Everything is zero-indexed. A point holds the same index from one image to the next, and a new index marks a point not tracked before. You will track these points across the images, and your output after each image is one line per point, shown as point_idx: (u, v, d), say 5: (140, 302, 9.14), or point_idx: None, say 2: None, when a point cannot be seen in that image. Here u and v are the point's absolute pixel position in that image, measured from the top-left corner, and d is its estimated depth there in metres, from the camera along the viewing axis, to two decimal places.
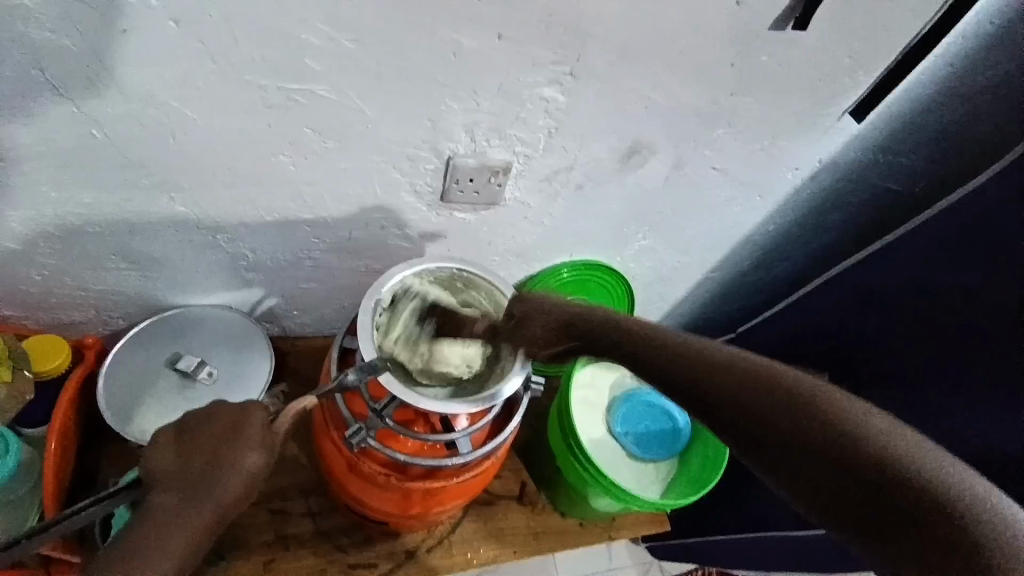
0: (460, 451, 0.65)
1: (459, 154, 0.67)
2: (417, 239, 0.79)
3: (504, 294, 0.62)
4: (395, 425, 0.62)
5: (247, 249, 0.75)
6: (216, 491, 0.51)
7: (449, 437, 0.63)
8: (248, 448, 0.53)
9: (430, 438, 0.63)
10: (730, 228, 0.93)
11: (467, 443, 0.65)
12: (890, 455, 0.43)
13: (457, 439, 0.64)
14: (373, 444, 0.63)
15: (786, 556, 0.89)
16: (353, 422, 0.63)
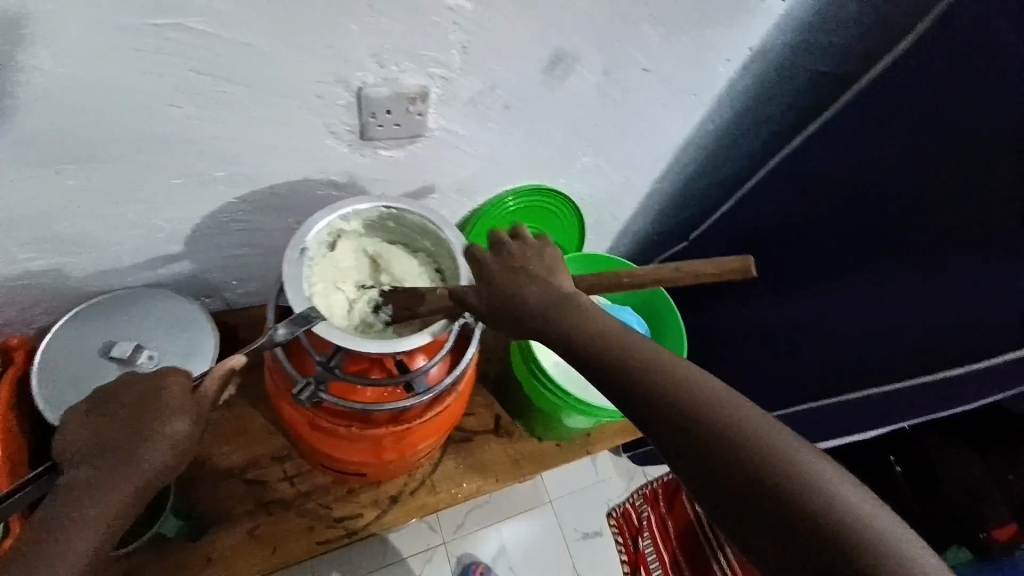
0: (417, 390, 0.65)
1: (371, 83, 0.62)
2: (347, 185, 0.75)
3: (439, 228, 0.59)
4: (347, 374, 0.61)
5: (163, 220, 0.69)
6: (133, 464, 0.50)
7: (404, 377, 0.63)
8: (167, 416, 0.50)
9: (385, 381, 0.62)
10: (672, 132, 0.91)
11: (424, 381, 0.65)
12: (780, 467, 0.40)
13: (414, 378, 0.64)
14: (326, 397, 0.61)
15: None
16: (300, 378, 0.61)
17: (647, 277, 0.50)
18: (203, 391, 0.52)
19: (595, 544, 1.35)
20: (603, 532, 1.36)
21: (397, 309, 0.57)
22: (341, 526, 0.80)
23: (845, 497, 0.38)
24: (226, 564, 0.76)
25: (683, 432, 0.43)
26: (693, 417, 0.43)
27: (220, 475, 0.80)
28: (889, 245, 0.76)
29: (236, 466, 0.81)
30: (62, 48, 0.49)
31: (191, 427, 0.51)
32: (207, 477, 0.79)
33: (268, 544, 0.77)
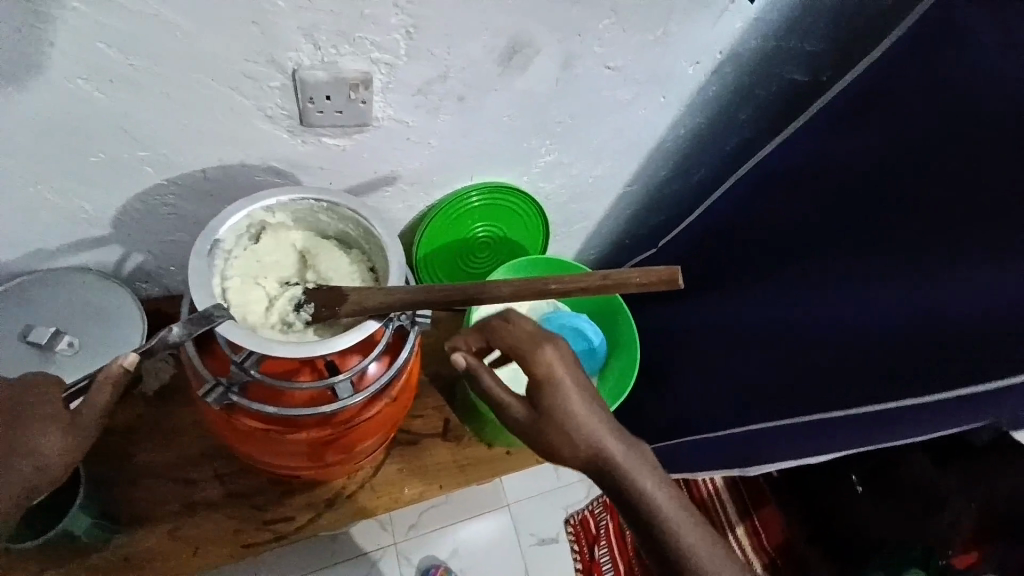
0: (343, 396, 0.60)
1: (305, 66, 0.58)
2: (290, 173, 0.71)
3: (371, 223, 0.55)
4: (263, 377, 0.56)
5: (84, 200, 0.65)
6: (13, 470, 0.53)
7: (328, 382, 0.59)
8: (52, 425, 0.53)
9: (307, 386, 0.58)
10: (639, 134, 0.88)
11: (350, 386, 0.60)
12: (641, 495, 0.55)
13: (339, 383, 0.59)
14: (239, 401, 0.57)
15: (715, 454, 0.85)
16: (211, 379, 0.57)
17: (574, 286, 0.47)
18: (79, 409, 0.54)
19: (551, 550, 1.32)
20: (560, 539, 1.33)
21: (318, 309, 0.52)
22: (269, 529, 0.77)
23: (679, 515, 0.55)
24: (142, 562, 0.73)
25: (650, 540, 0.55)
26: (664, 535, 0.54)
27: (143, 470, 0.77)
28: (846, 263, 0.74)
29: (163, 461, 0.77)
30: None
31: (74, 440, 0.53)
32: (132, 471, 0.76)
33: (189, 546, 0.75)
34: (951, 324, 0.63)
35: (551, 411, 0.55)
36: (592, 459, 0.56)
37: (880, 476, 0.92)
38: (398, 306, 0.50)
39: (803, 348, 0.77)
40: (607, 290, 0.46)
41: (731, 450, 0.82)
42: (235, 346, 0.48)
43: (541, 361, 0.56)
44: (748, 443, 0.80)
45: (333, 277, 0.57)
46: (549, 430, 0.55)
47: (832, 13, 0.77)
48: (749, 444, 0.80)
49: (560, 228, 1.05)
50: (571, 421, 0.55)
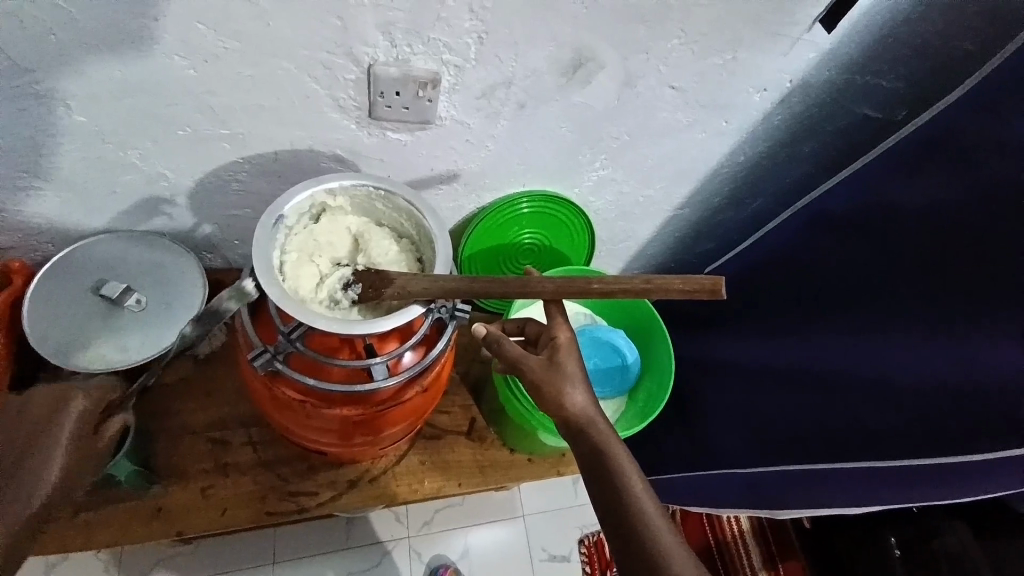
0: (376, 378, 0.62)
1: (380, 61, 0.61)
2: (350, 161, 0.75)
3: (425, 214, 0.57)
4: (306, 350, 0.59)
5: (165, 168, 0.71)
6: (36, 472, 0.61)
7: (365, 362, 0.61)
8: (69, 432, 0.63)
9: (345, 363, 0.60)
10: (695, 158, 0.88)
11: (385, 369, 0.62)
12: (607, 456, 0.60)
13: (374, 366, 0.61)
14: (281, 369, 0.60)
15: (736, 492, 0.85)
16: (258, 346, 0.61)
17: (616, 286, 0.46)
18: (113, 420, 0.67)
19: (561, 568, 1.30)
20: (571, 558, 1.31)
21: (365, 290, 0.54)
22: (293, 501, 0.80)
23: (636, 483, 0.60)
24: (174, 516, 0.77)
25: (610, 498, 0.59)
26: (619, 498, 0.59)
27: (186, 426, 0.81)
28: (899, 305, 0.71)
29: (204, 419, 0.82)
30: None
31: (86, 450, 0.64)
32: (176, 428, 0.81)
33: (218, 506, 0.78)
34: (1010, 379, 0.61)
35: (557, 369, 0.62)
36: (574, 423, 0.62)
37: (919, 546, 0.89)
38: (442, 294, 0.51)
39: (846, 390, 0.75)
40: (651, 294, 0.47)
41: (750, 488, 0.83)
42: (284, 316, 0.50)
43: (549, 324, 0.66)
44: (769, 485, 0.80)
45: (382, 263, 0.59)
46: (548, 383, 0.62)
47: (909, 49, 0.75)
48: (769, 485, 0.80)
49: (604, 243, 1.05)
50: (568, 383, 0.62)
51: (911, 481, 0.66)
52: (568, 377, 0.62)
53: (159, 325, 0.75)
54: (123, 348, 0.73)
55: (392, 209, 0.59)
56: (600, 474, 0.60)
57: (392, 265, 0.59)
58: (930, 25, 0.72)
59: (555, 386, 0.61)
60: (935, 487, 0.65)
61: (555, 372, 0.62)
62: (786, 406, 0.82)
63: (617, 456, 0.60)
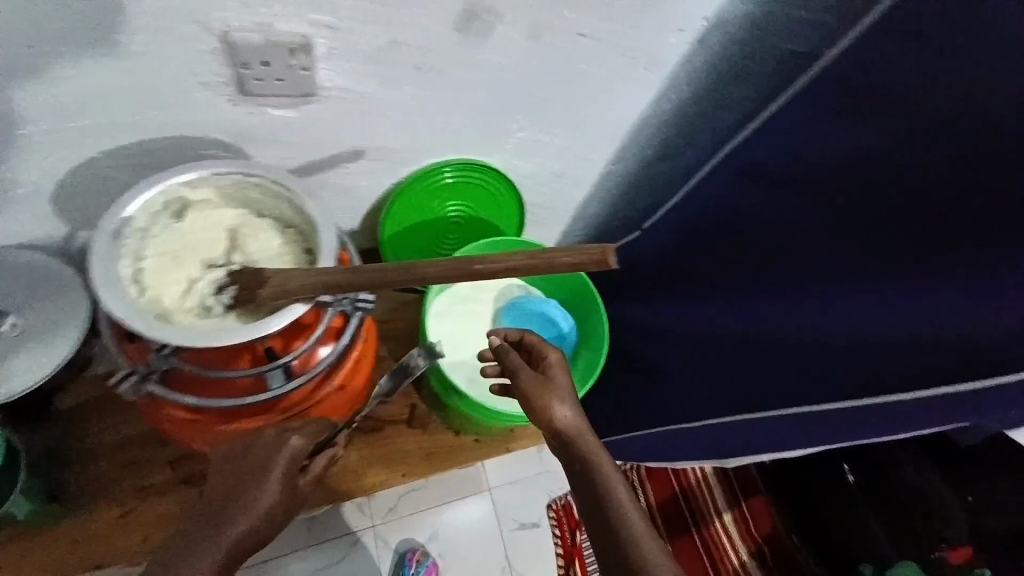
0: (275, 384, 0.57)
1: (237, 28, 0.53)
2: (235, 145, 0.67)
3: (303, 199, 0.52)
4: (185, 365, 0.53)
5: (20, 172, 0.62)
6: (257, 489, 0.55)
7: (258, 370, 0.55)
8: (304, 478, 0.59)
9: (235, 374, 0.54)
10: (621, 109, 0.82)
11: (285, 373, 0.57)
12: (594, 468, 0.56)
13: (270, 371, 0.56)
14: (157, 392, 0.53)
15: (691, 445, 0.83)
16: (126, 368, 0.53)
17: (502, 266, 0.40)
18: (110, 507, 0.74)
19: (532, 535, 1.30)
20: (541, 524, 1.31)
21: (239, 292, 0.48)
22: None
23: (626, 498, 0.54)
24: (94, 547, 0.72)
25: (598, 517, 0.54)
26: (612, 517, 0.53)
27: (100, 448, 0.75)
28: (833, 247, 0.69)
29: (118, 440, 0.76)
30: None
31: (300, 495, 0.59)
32: (85, 452, 0.75)
33: (141, 531, 0.74)
34: (943, 318, 0.60)
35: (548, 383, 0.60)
36: (562, 439, 0.58)
37: (877, 478, 0.97)
38: (323, 289, 0.46)
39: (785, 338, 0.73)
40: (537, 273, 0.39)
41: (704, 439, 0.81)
42: (139, 335, 0.44)
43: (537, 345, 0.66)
44: (721, 433, 0.79)
45: (263, 257, 0.53)
46: (537, 396, 0.59)
47: None
48: (720, 434, 0.79)
49: (540, 207, 1.00)
50: (558, 396, 0.59)
51: (854, 421, 0.66)
52: (558, 389, 0.60)
53: (41, 349, 0.68)
54: (13, 375, 0.66)
55: (269, 198, 0.53)
56: (588, 490, 0.55)
57: (275, 258, 0.53)
58: None
59: (542, 400, 0.59)
60: (878, 428, 0.64)
61: (546, 384, 0.60)
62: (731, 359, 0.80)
63: (604, 466, 0.56)
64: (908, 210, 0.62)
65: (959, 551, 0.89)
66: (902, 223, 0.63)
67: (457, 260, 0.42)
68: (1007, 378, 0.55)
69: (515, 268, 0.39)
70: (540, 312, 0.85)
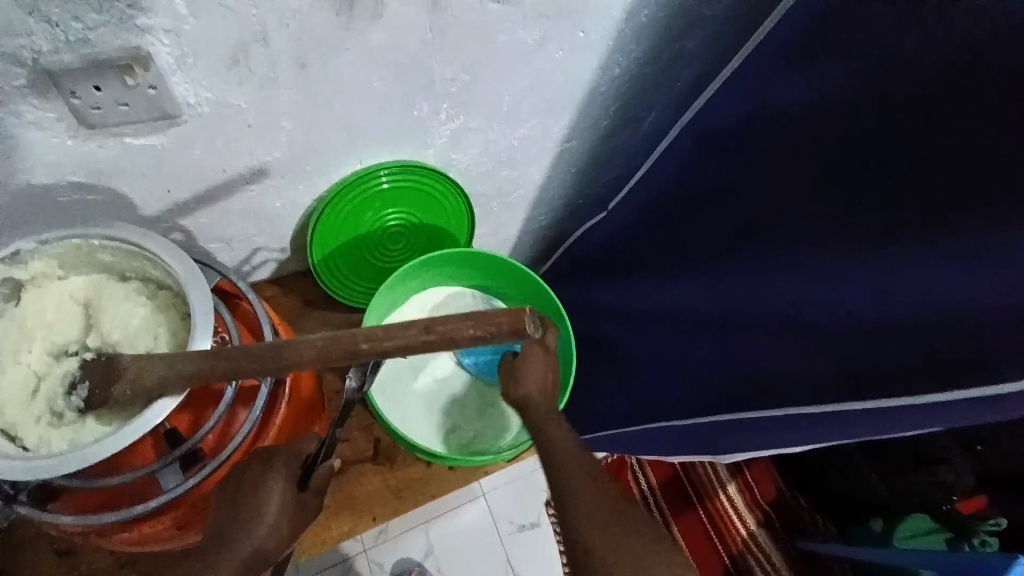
0: (174, 480, 0.48)
1: (47, 51, 0.42)
2: (100, 184, 0.56)
3: (165, 258, 0.42)
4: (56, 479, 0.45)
5: None
6: (263, 507, 0.47)
7: (146, 470, 0.46)
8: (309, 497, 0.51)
9: (116, 480, 0.45)
10: (563, 80, 0.71)
11: (185, 464, 0.49)
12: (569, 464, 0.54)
13: (161, 469, 0.47)
14: (29, 512, 0.45)
15: (678, 441, 0.74)
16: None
17: (389, 346, 0.35)
18: None
19: (533, 536, 1.24)
20: (541, 522, 1.25)
21: (90, 391, 0.39)
22: None
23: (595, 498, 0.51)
24: None
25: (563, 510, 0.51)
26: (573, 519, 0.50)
27: None
28: (806, 221, 0.58)
29: None
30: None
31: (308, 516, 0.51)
32: None
33: None
34: (937, 299, 0.48)
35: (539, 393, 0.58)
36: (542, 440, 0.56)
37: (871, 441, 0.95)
38: (188, 380, 0.37)
39: (763, 328, 0.63)
40: (433, 348, 0.36)
41: (690, 434, 0.72)
42: None
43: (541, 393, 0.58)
44: (710, 432, 0.69)
45: (129, 333, 0.44)
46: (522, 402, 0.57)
47: None
48: (710, 432, 0.69)
49: (492, 199, 0.90)
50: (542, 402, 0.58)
51: (838, 424, 0.56)
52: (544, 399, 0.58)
53: None
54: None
55: (127, 259, 0.43)
56: (558, 488, 0.52)
57: (144, 332, 0.44)
58: None
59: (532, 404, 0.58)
60: (862, 433, 0.55)
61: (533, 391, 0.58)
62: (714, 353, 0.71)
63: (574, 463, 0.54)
64: (892, 171, 0.51)
65: (972, 502, 0.88)
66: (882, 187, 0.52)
67: (333, 335, 0.36)
68: (1011, 385, 0.44)
69: (400, 347, 0.35)
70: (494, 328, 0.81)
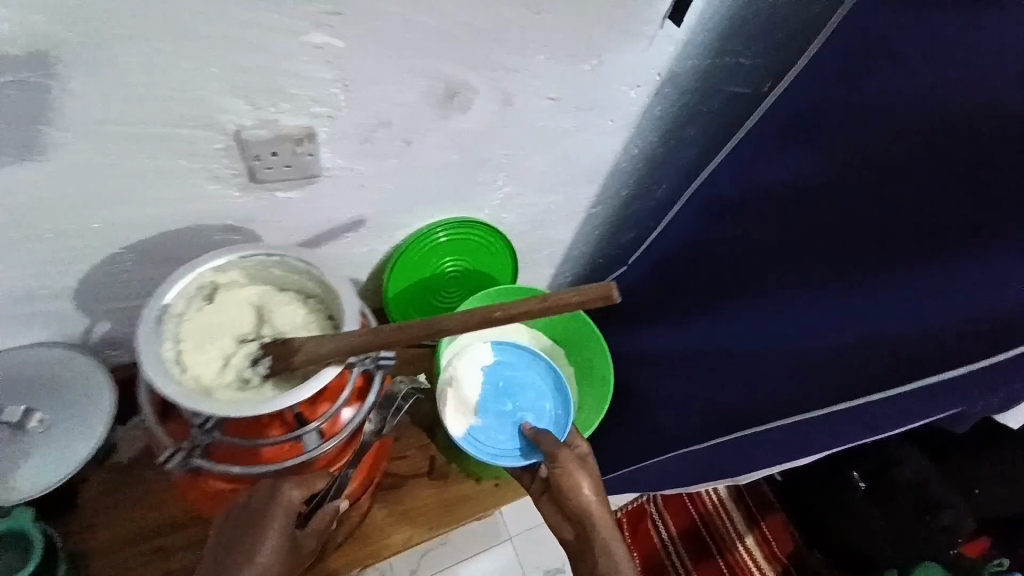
0: (311, 446, 0.61)
1: (247, 126, 0.59)
2: (243, 228, 0.72)
3: (324, 273, 0.57)
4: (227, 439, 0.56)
5: (44, 273, 0.66)
6: (254, 546, 0.59)
7: (293, 435, 0.59)
8: (307, 536, 0.64)
9: (272, 441, 0.58)
10: (593, 157, 0.90)
11: (318, 436, 0.61)
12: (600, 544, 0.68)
13: (305, 435, 0.60)
14: (203, 464, 0.57)
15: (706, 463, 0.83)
16: (171, 446, 0.57)
17: (515, 310, 0.46)
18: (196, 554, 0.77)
19: None
20: (566, 568, 1.30)
21: (274, 362, 0.52)
22: None
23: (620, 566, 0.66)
24: None
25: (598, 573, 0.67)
26: None
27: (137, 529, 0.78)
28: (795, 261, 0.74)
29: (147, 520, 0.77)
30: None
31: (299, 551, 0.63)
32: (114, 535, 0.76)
33: None
34: None
35: (572, 486, 0.69)
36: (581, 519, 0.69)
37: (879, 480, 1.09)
38: (353, 350, 0.51)
39: (769, 351, 0.77)
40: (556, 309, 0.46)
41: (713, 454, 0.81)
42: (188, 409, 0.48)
43: (573, 483, 0.70)
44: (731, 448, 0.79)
45: (289, 327, 0.57)
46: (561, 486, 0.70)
47: (762, 29, 0.80)
48: (731, 449, 0.79)
49: (528, 255, 1.06)
50: (576, 490, 0.69)
51: (840, 426, 0.68)
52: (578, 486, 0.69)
53: (68, 446, 0.71)
54: (23, 475, 0.69)
55: (291, 273, 0.58)
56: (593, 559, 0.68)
57: (301, 327, 0.58)
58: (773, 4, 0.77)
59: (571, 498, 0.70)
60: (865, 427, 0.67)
61: (572, 478, 0.70)
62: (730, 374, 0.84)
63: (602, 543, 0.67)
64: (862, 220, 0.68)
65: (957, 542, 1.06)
66: (854, 233, 0.69)
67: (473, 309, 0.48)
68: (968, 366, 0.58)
69: (519, 310, 0.46)
70: (550, 370, 0.85)
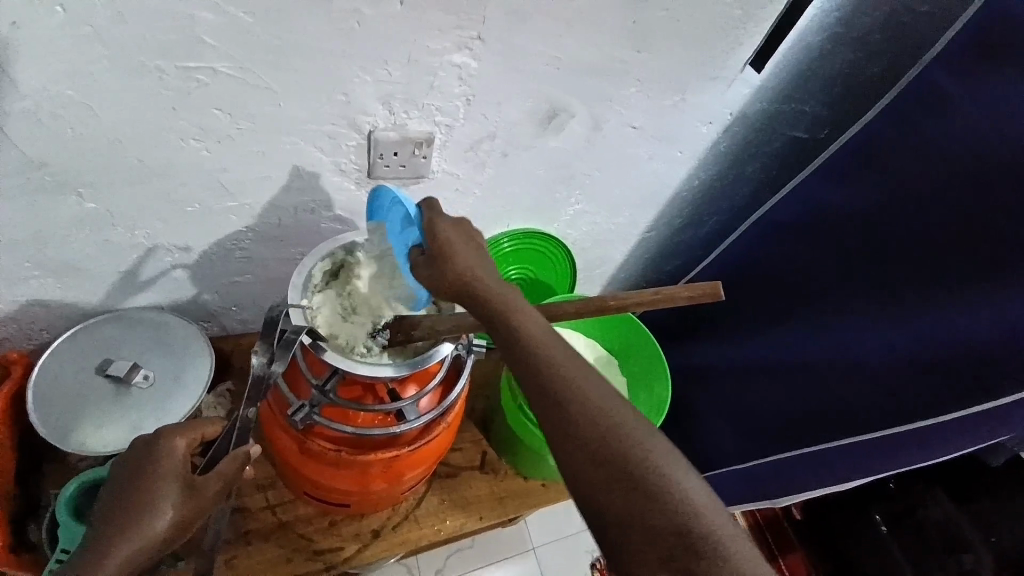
0: (407, 418, 0.66)
1: (380, 128, 0.67)
2: (350, 221, 0.79)
3: None
4: (341, 401, 0.63)
5: (171, 245, 0.72)
6: (149, 497, 0.56)
7: (396, 406, 0.64)
8: (211, 478, 0.58)
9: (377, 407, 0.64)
10: (658, 185, 0.97)
11: (415, 409, 0.66)
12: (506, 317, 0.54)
13: (404, 407, 0.65)
14: (319, 420, 0.63)
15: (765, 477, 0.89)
16: (294, 401, 0.64)
17: (630, 301, 0.62)
18: (266, 521, 0.81)
19: None
20: None
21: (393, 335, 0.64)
22: (319, 560, 0.80)
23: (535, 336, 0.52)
24: None
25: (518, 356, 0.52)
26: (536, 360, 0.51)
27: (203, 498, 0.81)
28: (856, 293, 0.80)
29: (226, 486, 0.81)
30: (69, 71, 0.51)
31: (201, 501, 0.58)
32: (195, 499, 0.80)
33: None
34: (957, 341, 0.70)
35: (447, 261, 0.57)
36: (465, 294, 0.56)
37: (904, 520, 1.12)
38: (467, 329, 0.62)
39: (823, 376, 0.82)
40: (665, 301, 0.63)
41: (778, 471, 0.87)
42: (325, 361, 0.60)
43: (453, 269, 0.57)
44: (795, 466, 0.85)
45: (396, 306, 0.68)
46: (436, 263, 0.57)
47: (824, 82, 0.88)
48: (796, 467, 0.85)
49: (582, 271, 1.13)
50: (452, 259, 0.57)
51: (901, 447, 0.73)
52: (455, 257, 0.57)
53: (166, 404, 0.74)
54: (120, 429, 0.72)
55: None
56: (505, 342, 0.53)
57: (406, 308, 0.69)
58: (839, 61, 0.85)
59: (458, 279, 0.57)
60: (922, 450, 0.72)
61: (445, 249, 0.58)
62: (778, 394, 0.90)
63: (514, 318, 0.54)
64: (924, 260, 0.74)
65: None
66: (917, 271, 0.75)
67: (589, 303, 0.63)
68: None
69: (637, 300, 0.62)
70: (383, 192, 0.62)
